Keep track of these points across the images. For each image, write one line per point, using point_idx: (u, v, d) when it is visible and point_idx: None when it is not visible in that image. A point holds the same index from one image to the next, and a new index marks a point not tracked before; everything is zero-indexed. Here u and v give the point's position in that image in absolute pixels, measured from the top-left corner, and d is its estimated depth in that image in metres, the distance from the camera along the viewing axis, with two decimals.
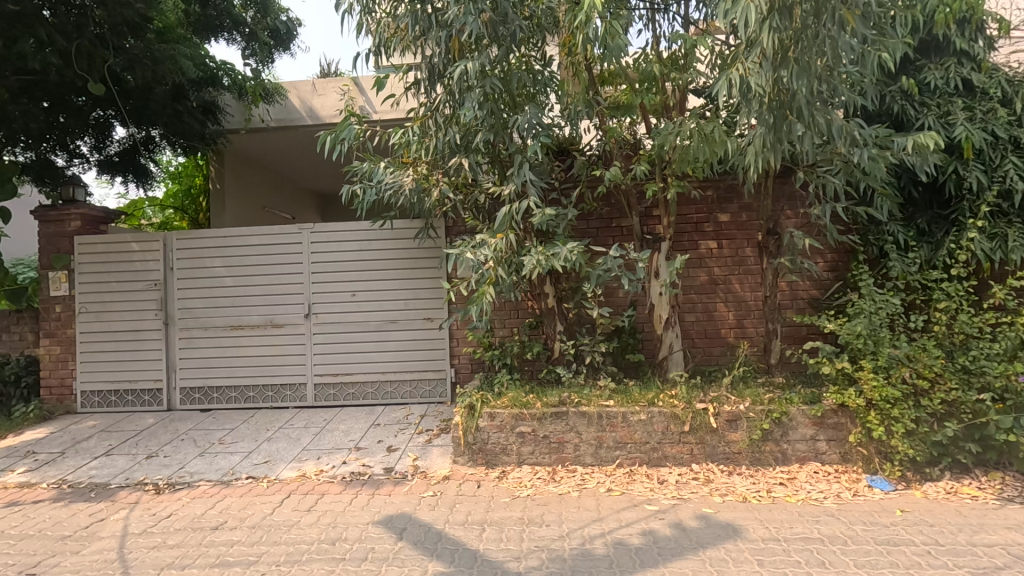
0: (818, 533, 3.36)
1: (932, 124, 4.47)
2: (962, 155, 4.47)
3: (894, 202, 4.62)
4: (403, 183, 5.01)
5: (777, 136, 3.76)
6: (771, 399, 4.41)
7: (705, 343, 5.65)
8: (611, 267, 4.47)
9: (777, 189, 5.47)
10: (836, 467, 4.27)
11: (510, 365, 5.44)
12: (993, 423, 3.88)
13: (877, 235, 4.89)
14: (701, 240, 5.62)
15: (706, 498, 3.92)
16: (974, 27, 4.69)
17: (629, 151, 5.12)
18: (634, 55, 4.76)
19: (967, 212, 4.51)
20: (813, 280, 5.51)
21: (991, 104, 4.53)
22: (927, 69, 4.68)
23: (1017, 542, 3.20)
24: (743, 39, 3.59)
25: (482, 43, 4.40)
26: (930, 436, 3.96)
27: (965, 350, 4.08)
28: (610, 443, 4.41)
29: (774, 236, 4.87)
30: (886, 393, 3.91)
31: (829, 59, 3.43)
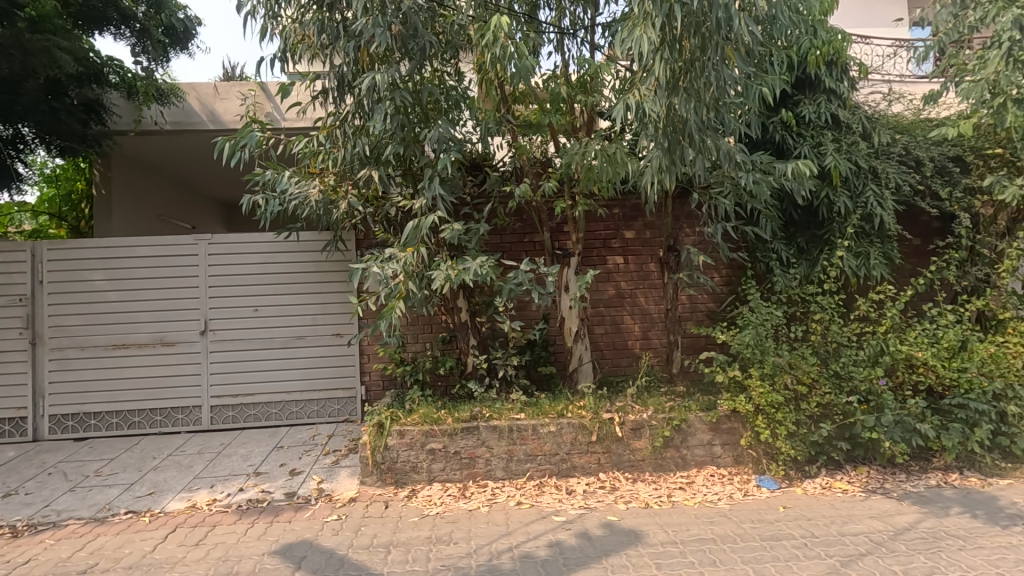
0: (712, 533, 3.57)
1: (807, 153, 4.94)
2: (832, 182, 4.98)
3: (776, 222, 5.05)
4: (309, 194, 4.83)
5: (672, 158, 4.01)
6: (672, 407, 4.65)
7: (613, 354, 5.87)
8: (521, 281, 4.54)
9: (677, 209, 5.81)
10: (730, 469, 4.56)
11: (423, 380, 5.36)
12: (859, 422, 4.31)
13: (763, 252, 5.33)
14: (609, 256, 5.85)
15: (611, 506, 4.05)
16: (840, 68, 5.22)
17: (540, 168, 5.25)
18: (543, 75, 4.92)
19: (837, 232, 5.04)
20: (710, 293, 5.89)
21: (854, 138, 5.08)
22: (803, 104, 5.17)
23: (878, 529, 3.56)
24: (640, 66, 3.81)
25: (393, 56, 4.38)
26: (808, 437, 4.33)
27: (837, 357, 4.51)
28: (521, 456, 4.44)
29: (674, 252, 5.18)
30: (771, 399, 4.23)
31: (716, 90, 3.72)
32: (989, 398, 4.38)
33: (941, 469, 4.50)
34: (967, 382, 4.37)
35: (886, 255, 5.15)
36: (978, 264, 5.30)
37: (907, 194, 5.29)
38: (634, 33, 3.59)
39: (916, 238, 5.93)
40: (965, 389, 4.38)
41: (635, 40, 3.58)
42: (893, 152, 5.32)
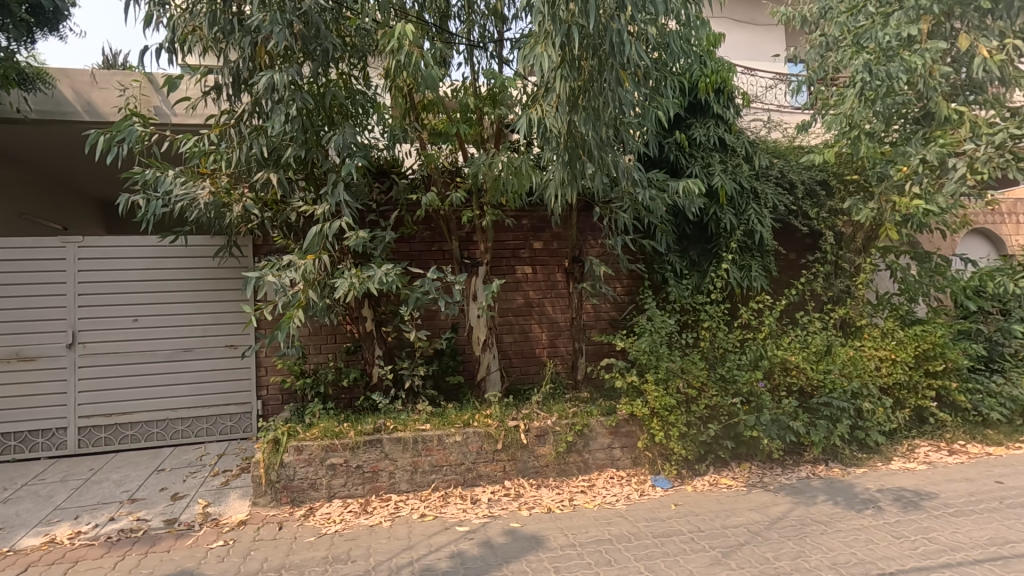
0: (609, 534, 3.71)
1: (697, 172, 5.33)
2: (719, 200, 5.40)
3: (671, 236, 5.39)
4: (196, 196, 4.40)
5: (573, 173, 4.16)
6: (575, 412, 4.80)
7: (522, 362, 5.94)
8: (428, 289, 4.51)
9: (581, 221, 6.02)
10: (628, 471, 4.78)
11: (325, 393, 5.14)
12: (742, 421, 4.66)
13: (659, 264, 5.65)
14: (518, 265, 5.94)
15: (515, 513, 4.09)
16: (727, 96, 5.67)
17: (449, 178, 5.25)
18: (451, 85, 4.90)
19: (723, 247, 5.45)
20: (613, 303, 6.15)
21: (738, 161, 5.54)
22: (695, 127, 5.56)
23: (755, 520, 3.86)
24: (542, 83, 3.93)
25: (293, 56, 4.23)
26: (698, 437, 4.62)
27: (723, 361, 4.86)
28: (426, 467, 4.38)
29: (578, 263, 5.37)
30: (664, 402, 4.49)
31: (613, 110, 3.91)
32: (848, 397, 4.92)
33: (810, 462, 4.97)
34: (831, 383, 4.88)
35: (765, 268, 5.66)
36: (840, 277, 5.96)
37: (782, 213, 5.85)
38: (536, 50, 3.72)
39: (791, 253, 6.56)
40: (830, 388, 4.89)
41: (536, 57, 3.71)
42: (771, 174, 5.85)
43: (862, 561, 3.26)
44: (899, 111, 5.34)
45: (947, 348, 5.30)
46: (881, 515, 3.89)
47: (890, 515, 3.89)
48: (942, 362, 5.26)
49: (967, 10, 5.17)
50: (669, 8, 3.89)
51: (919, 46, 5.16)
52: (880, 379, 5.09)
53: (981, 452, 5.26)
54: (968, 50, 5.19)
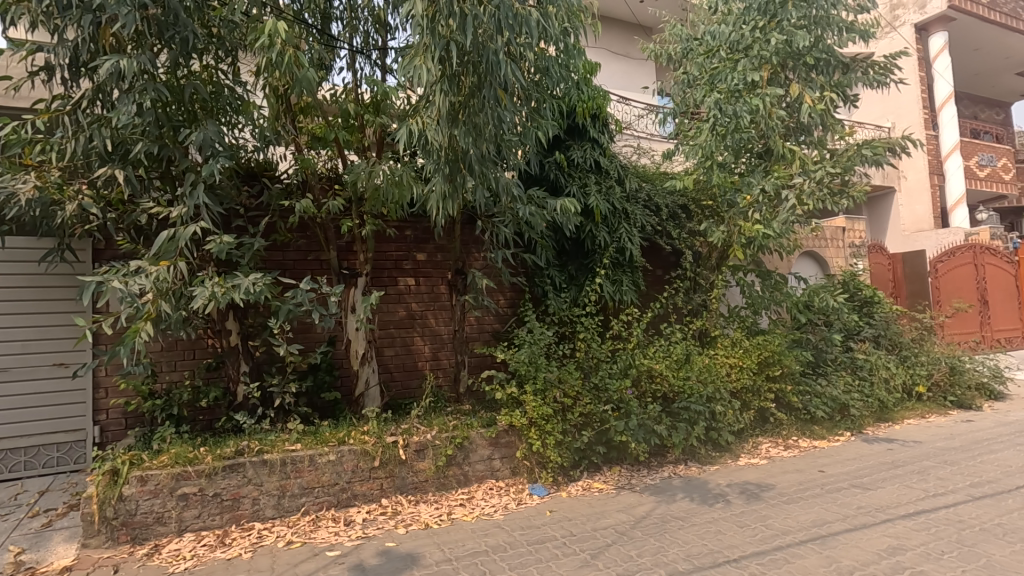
0: (485, 545, 3.73)
1: (574, 191, 5.61)
2: (594, 219, 5.74)
3: (550, 251, 5.61)
4: (16, 191, 3.78)
5: (453, 186, 4.19)
6: (456, 425, 4.79)
7: (403, 376, 5.75)
8: (301, 301, 4.28)
9: (465, 234, 6.07)
10: (507, 481, 4.85)
11: (179, 415, 4.63)
12: (612, 428, 4.95)
13: (539, 278, 5.84)
14: (400, 277, 5.81)
15: (391, 532, 3.98)
16: (602, 121, 6.04)
17: (327, 184, 5.04)
18: (330, 89, 4.80)
19: (597, 262, 5.78)
20: (495, 315, 6.22)
21: (611, 183, 5.92)
22: (573, 149, 5.85)
23: (622, 521, 4.10)
24: (423, 95, 3.96)
25: (147, 43, 3.84)
26: (572, 444, 4.83)
27: (596, 371, 5.15)
28: (295, 491, 4.11)
29: (461, 276, 5.38)
30: (542, 412, 4.67)
31: (494, 127, 4.01)
32: (704, 401, 5.42)
33: (672, 462, 5.39)
34: (690, 389, 5.35)
35: (635, 283, 6.07)
36: (698, 292, 6.58)
37: (649, 232, 6.34)
38: (415, 61, 3.75)
39: (658, 269, 7.11)
40: (688, 393, 5.36)
41: (414, 69, 3.76)
42: (640, 197, 6.33)
43: (710, 550, 3.58)
44: (744, 146, 6.04)
45: (783, 355, 6.07)
46: (729, 507, 4.32)
47: (736, 507, 4.33)
48: (779, 367, 6.00)
49: (797, 63, 6.01)
50: (547, 35, 4.10)
51: (760, 90, 5.90)
52: (730, 384, 5.67)
53: (810, 445, 6.05)
54: (798, 97, 5.96)
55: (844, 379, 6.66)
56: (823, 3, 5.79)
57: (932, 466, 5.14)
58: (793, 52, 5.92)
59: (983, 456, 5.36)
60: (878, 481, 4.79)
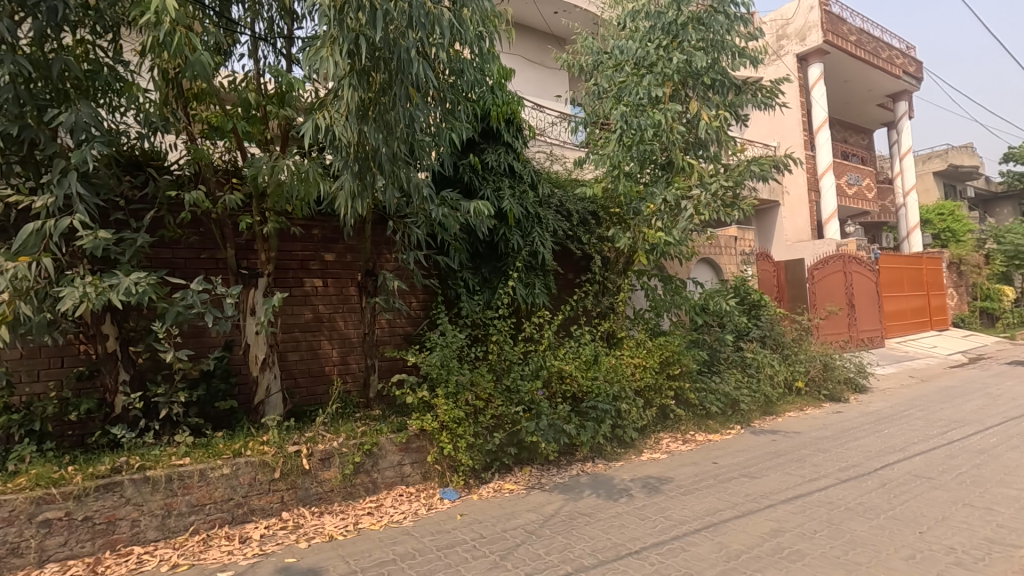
0: (393, 554, 3.63)
1: (488, 194, 5.64)
2: (508, 222, 5.79)
3: (463, 253, 5.59)
4: None
5: (363, 185, 4.06)
6: (364, 431, 4.64)
7: (309, 382, 5.44)
8: (192, 303, 3.96)
9: (376, 234, 5.89)
10: (418, 486, 4.77)
11: (41, 431, 4.08)
12: (523, 428, 5.02)
13: (453, 280, 5.77)
14: (307, 278, 5.49)
15: (292, 546, 3.77)
16: (516, 126, 6.11)
17: (224, 177, 4.70)
18: (228, 77, 4.50)
19: (510, 265, 5.84)
20: (407, 317, 6.06)
21: (525, 187, 6.00)
22: (487, 152, 5.87)
23: (531, 520, 4.16)
24: (331, 89, 3.83)
25: (6, 9, 3.41)
26: (484, 446, 4.85)
27: (507, 373, 5.22)
28: (182, 509, 3.78)
29: (371, 277, 5.22)
30: (453, 415, 4.67)
31: (405, 127, 3.95)
32: (611, 399, 5.65)
33: (580, 460, 5.55)
34: (597, 388, 5.55)
35: (547, 286, 6.18)
36: (606, 295, 6.84)
37: (561, 237, 6.51)
38: (321, 53, 3.61)
39: (569, 273, 7.31)
40: (596, 393, 5.56)
41: (321, 61, 3.61)
42: (553, 202, 6.47)
43: (614, 544, 3.72)
44: (648, 157, 6.38)
45: (682, 355, 6.48)
46: (632, 501, 4.53)
47: (638, 500, 4.54)
48: (678, 366, 6.40)
49: (696, 82, 6.42)
50: (461, 38, 4.09)
51: (662, 105, 6.26)
52: (635, 382, 5.96)
53: (705, 438, 6.48)
54: (696, 113, 6.38)
55: (735, 376, 7.21)
56: (718, 28, 6.24)
57: (808, 454, 5.69)
58: (692, 71, 6.32)
59: (849, 443, 6.02)
60: (763, 469, 5.23)
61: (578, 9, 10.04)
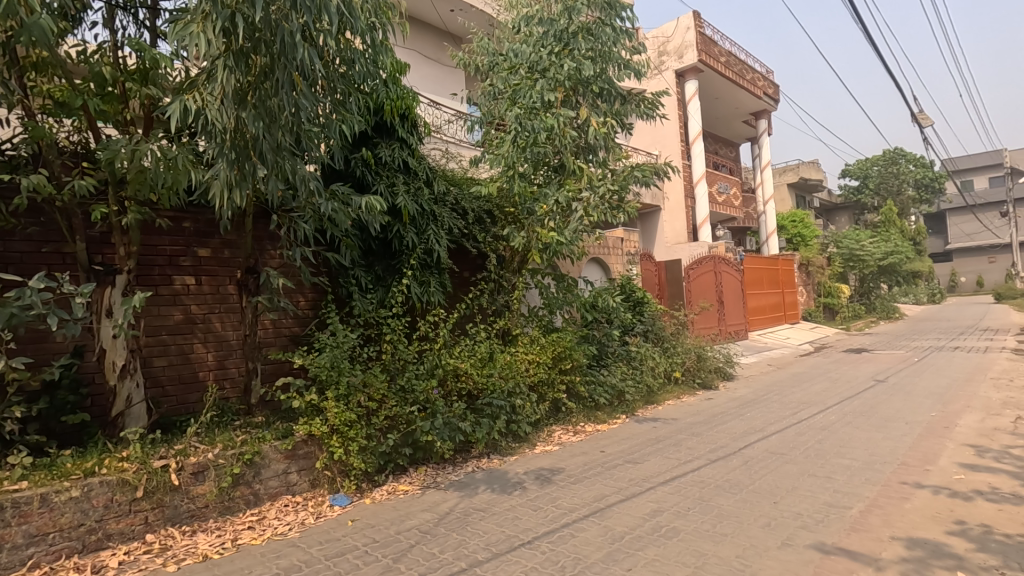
0: (276, 568, 3.42)
1: (381, 190, 5.48)
2: (402, 219, 5.67)
3: (355, 250, 5.39)
4: None
5: (241, 174, 3.78)
6: (244, 440, 4.32)
7: (179, 390, 4.92)
8: (30, 302, 3.43)
9: (257, 229, 5.49)
10: (305, 494, 4.53)
11: None
12: (418, 428, 4.96)
13: (344, 278, 5.55)
14: (176, 275, 4.97)
15: (158, 571, 3.42)
16: (411, 122, 6.00)
17: (72, 161, 4.15)
18: (76, 47, 3.96)
19: (405, 263, 5.72)
20: (294, 317, 5.70)
21: (420, 184, 5.91)
22: (381, 147, 5.71)
23: (426, 520, 4.12)
24: (204, 68, 3.53)
25: None
26: (377, 448, 4.73)
27: (403, 372, 5.13)
28: (17, 542, 3.27)
29: (253, 274, 4.86)
30: (344, 418, 4.50)
31: (290, 115, 3.74)
32: (505, 395, 5.75)
33: (476, 457, 5.59)
34: (492, 385, 5.63)
35: (442, 284, 6.12)
36: (502, 293, 6.94)
37: (457, 235, 6.49)
38: (191, 28, 3.30)
39: (465, 271, 7.33)
40: (491, 389, 5.64)
41: (191, 37, 3.31)
42: (448, 200, 6.45)
43: (507, 536, 3.79)
44: (541, 159, 6.56)
45: (573, 350, 6.76)
46: (525, 493, 4.65)
47: (531, 492, 4.67)
48: (570, 361, 6.67)
49: (585, 89, 6.73)
50: (352, 25, 3.94)
51: (555, 110, 6.48)
52: (528, 378, 6.12)
53: (594, 429, 6.79)
54: (586, 120, 6.68)
55: (621, 369, 7.67)
56: (606, 40, 6.58)
57: (684, 438, 6.19)
58: (582, 79, 6.61)
59: (718, 426, 6.64)
60: (644, 455, 5.61)
61: (474, 9, 10.07)
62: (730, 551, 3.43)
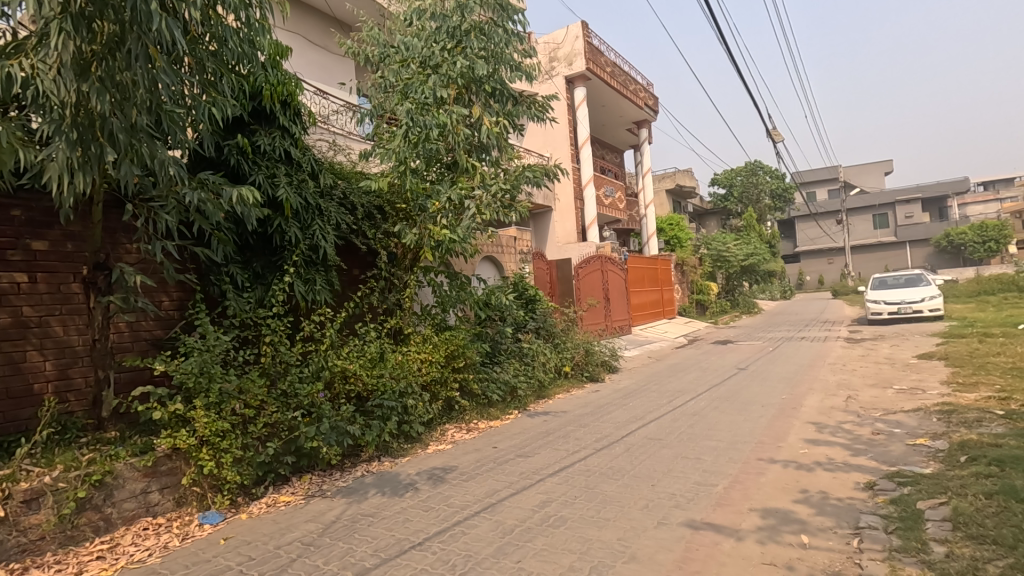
0: None
1: (260, 181, 5.09)
2: (283, 213, 5.31)
3: (229, 245, 4.96)
4: None
5: (85, 156, 3.31)
6: (92, 459, 3.80)
7: (7, 406, 4.20)
8: None
9: (109, 220, 4.86)
10: (169, 515, 4.10)
11: None
12: (302, 434, 4.69)
13: (216, 275, 5.08)
14: (3, 272, 4.25)
15: None
16: (294, 110, 5.63)
17: None
18: None
19: (287, 260, 5.35)
20: (156, 319, 5.10)
21: (303, 176, 5.57)
22: (259, 134, 5.31)
23: (310, 531, 3.90)
24: (36, 31, 3.07)
25: None
26: (255, 458, 4.41)
27: (284, 376, 4.83)
28: None
29: (103, 271, 4.30)
30: (215, 428, 4.13)
31: (147, 92, 3.35)
32: (397, 396, 5.62)
33: (365, 460, 5.41)
34: (382, 386, 5.47)
35: (329, 282, 5.81)
36: (393, 291, 6.75)
37: (345, 231, 6.22)
38: None
39: (354, 269, 7.04)
40: (382, 390, 5.48)
41: None
42: (335, 194, 6.17)
43: (397, 540, 3.69)
44: (434, 156, 6.48)
45: (466, 348, 6.76)
46: (417, 494, 4.57)
47: (423, 492, 4.59)
48: (462, 359, 6.66)
49: (477, 88, 6.74)
50: None
51: (447, 107, 6.43)
52: (421, 377, 6.04)
53: (486, 425, 6.85)
54: (478, 118, 6.68)
55: (513, 365, 7.82)
56: (498, 40, 6.63)
57: (572, 430, 6.45)
58: (474, 77, 6.60)
59: (603, 417, 7.00)
60: (535, 448, 5.76)
61: None
62: (612, 535, 3.62)
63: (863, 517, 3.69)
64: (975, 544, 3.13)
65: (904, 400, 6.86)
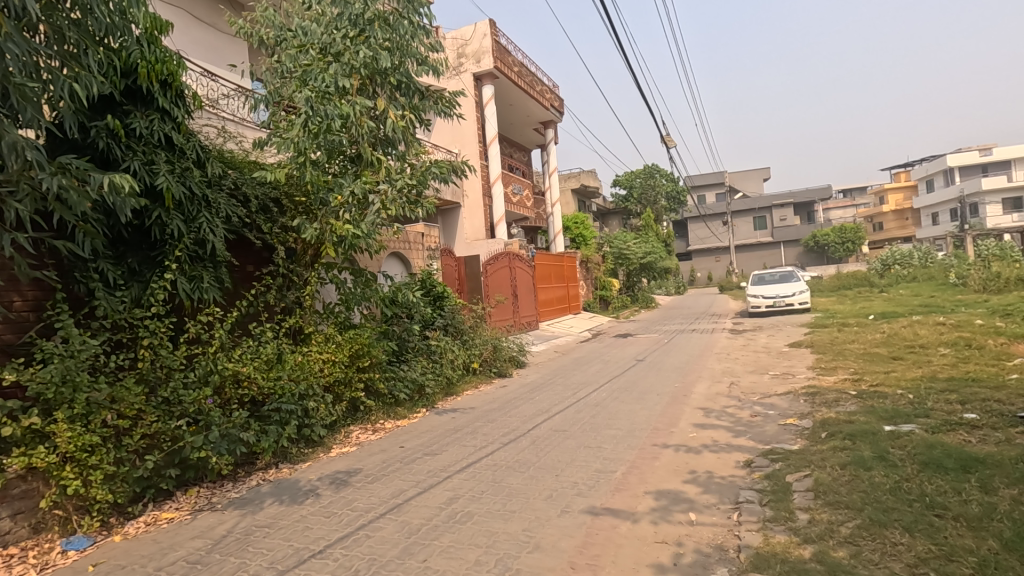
0: None
1: (135, 168, 4.60)
2: (164, 204, 4.84)
3: (98, 238, 4.43)
4: None
5: None
6: None
7: None
8: None
9: None
10: (23, 544, 3.62)
11: None
12: (188, 445, 4.35)
13: (82, 271, 4.51)
14: None
15: None
16: (176, 91, 5.14)
17: None
18: None
19: (168, 255, 4.88)
20: (4, 322, 4.36)
21: (187, 164, 5.11)
22: (133, 116, 4.79)
23: (197, 548, 3.62)
24: None
25: None
26: (131, 474, 4.01)
27: (166, 382, 4.43)
28: None
29: None
30: (82, 442, 3.70)
31: None
32: (296, 399, 5.37)
33: (261, 469, 5.12)
34: (280, 389, 5.19)
35: (219, 280, 5.39)
36: (292, 289, 6.39)
37: (236, 224, 5.80)
38: None
39: (248, 265, 6.57)
40: (279, 393, 5.20)
41: None
42: (224, 184, 5.74)
43: (295, 549, 3.52)
44: (336, 148, 6.22)
45: (371, 347, 6.56)
46: (318, 500, 4.38)
47: (324, 498, 4.41)
48: (368, 358, 6.46)
49: (382, 80, 6.54)
50: None
51: (349, 97, 6.20)
52: (322, 378, 5.79)
53: (393, 425, 6.72)
54: (383, 110, 6.45)
55: (421, 363, 7.72)
56: (403, 32, 6.46)
57: (479, 425, 6.50)
58: (378, 68, 6.40)
59: (510, 411, 7.13)
60: (442, 446, 5.74)
61: None
62: (517, 526, 3.69)
63: (742, 493, 4.05)
64: (832, 509, 3.55)
65: (777, 385, 7.62)
